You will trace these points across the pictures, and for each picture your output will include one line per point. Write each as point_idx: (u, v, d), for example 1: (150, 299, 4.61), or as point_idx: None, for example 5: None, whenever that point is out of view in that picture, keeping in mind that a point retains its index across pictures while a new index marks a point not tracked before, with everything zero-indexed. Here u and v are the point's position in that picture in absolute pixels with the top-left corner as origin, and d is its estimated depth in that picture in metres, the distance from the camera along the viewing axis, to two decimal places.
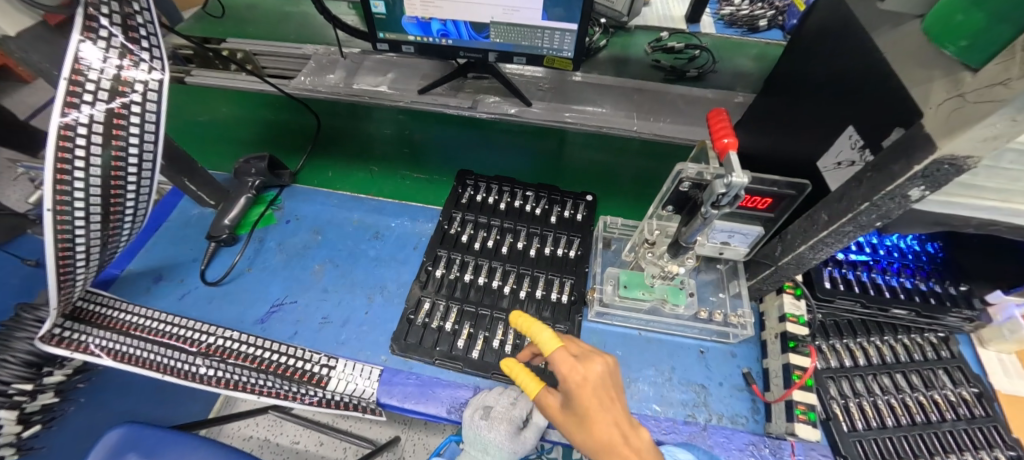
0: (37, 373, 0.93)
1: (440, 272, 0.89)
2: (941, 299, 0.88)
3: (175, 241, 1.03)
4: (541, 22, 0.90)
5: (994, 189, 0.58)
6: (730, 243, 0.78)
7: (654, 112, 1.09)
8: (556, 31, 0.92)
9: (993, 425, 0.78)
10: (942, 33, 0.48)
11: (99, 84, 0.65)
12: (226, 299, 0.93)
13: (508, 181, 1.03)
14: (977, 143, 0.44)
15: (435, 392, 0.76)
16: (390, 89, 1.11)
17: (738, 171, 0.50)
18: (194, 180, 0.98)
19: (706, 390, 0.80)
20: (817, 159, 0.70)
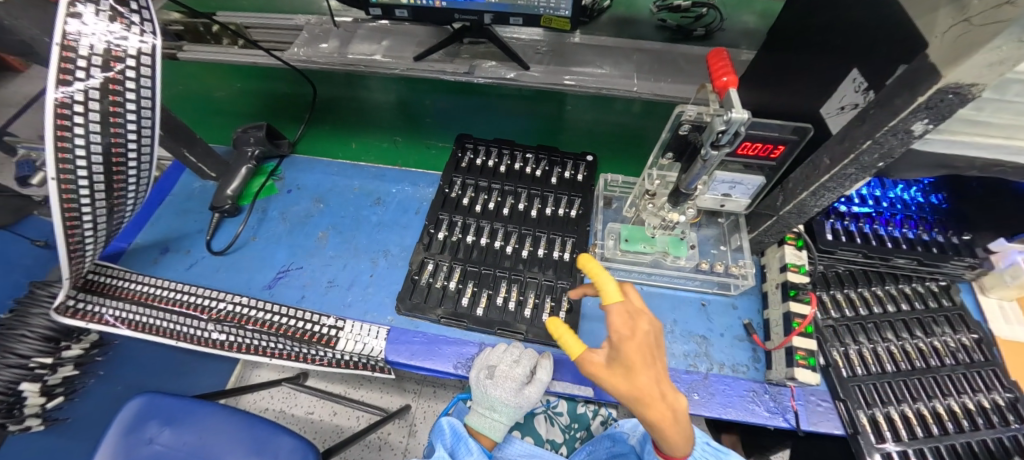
0: (57, 347, 0.92)
1: (442, 234, 0.90)
2: (942, 248, 0.88)
3: (180, 213, 1.03)
4: None
5: (999, 125, 0.57)
6: (731, 195, 0.79)
7: (655, 73, 1.07)
8: None
9: (992, 369, 0.78)
10: None
11: (92, 50, 0.64)
12: (234, 267, 0.94)
13: (507, 145, 1.03)
14: (983, 70, 0.44)
15: (441, 350, 0.78)
16: (385, 57, 1.09)
17: (738, 107, 0.50)
18: (194, 151, 0.97)
19: (707, 341, 0.82)
20: (820, 105, 0.68)
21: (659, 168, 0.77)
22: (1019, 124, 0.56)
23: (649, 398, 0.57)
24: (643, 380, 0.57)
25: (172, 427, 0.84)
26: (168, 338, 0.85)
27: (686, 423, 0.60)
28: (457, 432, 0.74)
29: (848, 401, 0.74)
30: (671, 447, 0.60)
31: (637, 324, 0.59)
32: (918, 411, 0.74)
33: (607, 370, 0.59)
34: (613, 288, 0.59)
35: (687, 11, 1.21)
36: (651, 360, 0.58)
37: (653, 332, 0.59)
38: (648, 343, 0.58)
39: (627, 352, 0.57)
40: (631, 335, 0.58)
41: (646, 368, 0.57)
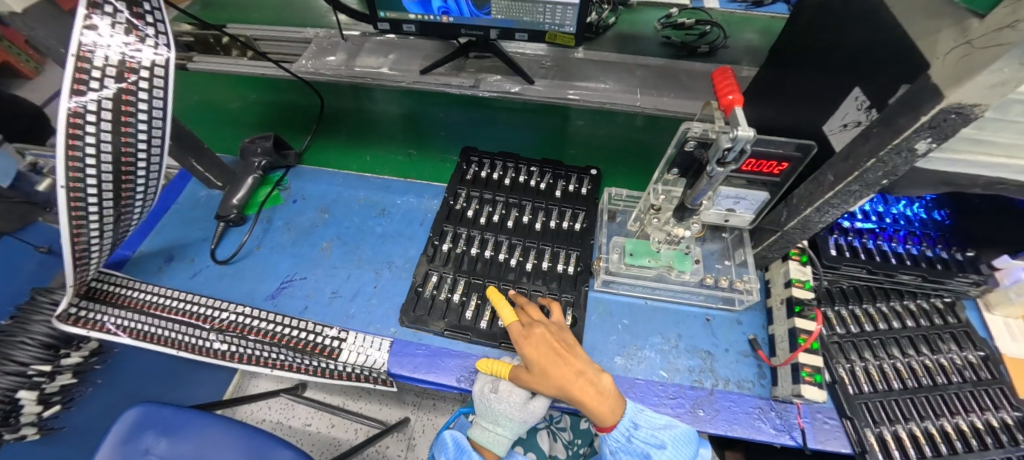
0: (55, 355, 0.92)
1: (446, 246, 0.90)
2: (947, 265, 0.88)
3: (185, 221, 1.04)
4: None
5: (1002, 144, 0.58)
6: (735, 209, 0.79)
7: (659, 88, 1.09)
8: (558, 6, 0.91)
9: (999, 387, 0.78)
10: None
11: (107, 61, 0.65)
12: (238, 277, 0.94)
13: (512, 157, 1.04)
14: (985, 91, 0.44)
15: (444, 362, 0.77)
16: (392, 70, 1.10)
17: (744, 125, 0.51)
18: (202, 161, 0.98)
19: (712, 356, 0.81)
20: (822, 123, 0.69)
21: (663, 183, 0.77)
22: (1023, 142, 0.57)
23: (562, 382, 0.68)
24: (550, 369, 0.68)
25: (168, 438, 0.83)
26: (168, 346, 0.85)
27: (609, 393, 0.68)
28: (460, 445, 0.73)
29: (854, 419, 0.73)
30: (605, 418, 0.67)
31: (529, 331, 0.72)
32: (926, 429, 0.73)
33: (529, 374, 0.71)
34: (506, 311, 0.75)
35: (692, 28, 1.23)
36: (554, 351, 0.70)
37: (547, 331, 0.72)
38: (543, 340, 0.71)
39: (527, 354, 0.70)
40: (528, 339, 0.71)
41: (549, 360, 0.69)
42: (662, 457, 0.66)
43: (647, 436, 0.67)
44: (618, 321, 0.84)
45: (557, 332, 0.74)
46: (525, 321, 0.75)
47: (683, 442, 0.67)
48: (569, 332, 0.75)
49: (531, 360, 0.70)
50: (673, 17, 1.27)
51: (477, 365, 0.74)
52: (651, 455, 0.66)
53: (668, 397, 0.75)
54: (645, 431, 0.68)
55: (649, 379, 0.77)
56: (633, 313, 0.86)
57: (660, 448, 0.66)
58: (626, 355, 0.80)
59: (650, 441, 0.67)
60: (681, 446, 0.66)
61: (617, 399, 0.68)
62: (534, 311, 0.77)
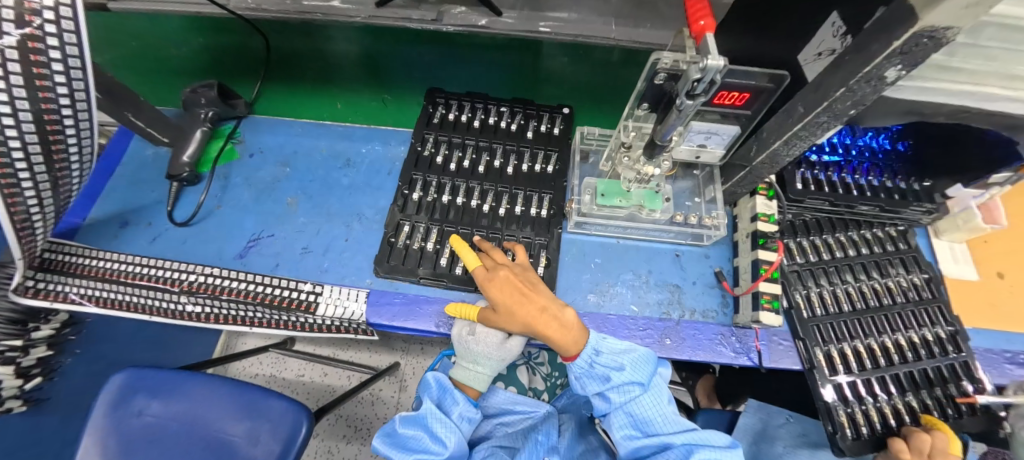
0: (25, 329, 0.90)
1: (416, 195, 0.88)
2: (904, 195, 0.92)
3: (135, 182, 0.97)
4: None
5: (969, 71, 0.57)
6: (706, 146, 0.78)
7: (635, 17, 1.02)
8: None
9: (937, 305, 0.85)
10: None
11: (1, 1, 0.56)
12: (200, 237, 0.90)
13: (481, 98, 0.98)
14: (959, 12, 0.43)
15: (422, 309, 0.79)
16: (344, 4, 1.00)
17: (714, 54, 0.48)
18: (141, 115, 0.89)
19: (680, 289, 0.85)
20: (798, 53, 0.67)
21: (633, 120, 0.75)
22: (989, 69, 0.57)
23: (527, 320, 0.69)
24: (516, 308, 0.69)
25: (159, 399, 0.84)
26: (140, 313, 0.84)
27: (572, 325, 0.71)
28: (443, 385, 0.77)
29: (807, 339, 0.79)
30: (569, 348, 0.71)
31: (493, 274, 0.72)
32: (868, 345, 0.80)
33: (495, 314, 0.72)
34: (470, 257, 0.74)
35: None
36: (518, 291, 0.71)
37: (511, 272, 0.72)
38: (508, 282, 0.71)
39: (493, 297, 0.71)
40: (492, 282, 0.72)
41: (514, 300, 0.70)
42: (621, 378, 0.71)
43: (608, 361, 0.72)
44: (591, 261, 0.86)
45: (521, 273, 0.74)
46: (489, 264, 0.75)
47: (642, 363, 0.71)
48: (532, 272, 0.76)
49: (497, 301, 0.71)
50: None
51: (448, 312, 0.75)
52: (611, 377, 0.72)
53: (638, 329, 0.78)
54: (607, 357, 0.72)
55: (621, 314, 0.81)
56: (606, 253, 0.87)
57: (620, 370, 0.71)
58: (599, 293, 0.83)
59: (610, 365, 0.72)
60: (639, 367, 0.71)
61: (579, 331, 0.72)
62: (498, 255, 0.77)
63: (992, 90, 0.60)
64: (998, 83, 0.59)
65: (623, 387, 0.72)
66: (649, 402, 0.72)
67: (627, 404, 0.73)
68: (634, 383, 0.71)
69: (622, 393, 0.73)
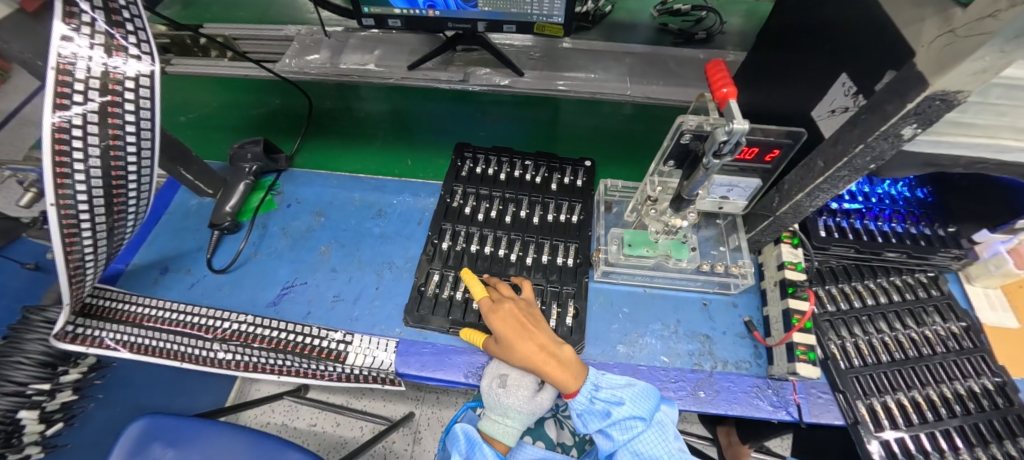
0: (53, 373, 0.88)
1: (445, 244, 0.91)
2: (930, 241, 0.92)
3: (178, 232, 1.02)
4: None
5: (982, 125, 0.60)
6: (729, 197, 0.81)
7: (647, 76, 1.09)
8: None
9: (981, 355, 0.82)
10: None
11: (90, 73, 0.63)
12: (236, 285, 0.93)
13: (506, 152, 1.04)
14: (966, 79, 0.46)
15: (451, 360, 0.79)
16: (379, 67, 1.10)
17: (739, 118, 0.52)
18: (190, 169, 0.96)
19: (710, 339, 0.84)
20: (812, 108, 0.70)
21: (654, 175, 0.79)
22: (1000, 124, 0.60)
23: (526, 353, 0.70)
24: (516, 341, 0.71)
25: (177, 448, 0.83)
26: (171, 359, 0.84)
27: (570, 362, 0.71)
28: (471, 438, 0.74)
29: (847, 392, 0.77)
30: (567, 385, 0.70)
31: (498, 306, 0.75)
32: (913, 398, 0.77)
33: (497, 345, 0.74)
34: (477, 288, 0.78)
35: (687, 14, 1.34)
36: (520, 325, 0.73)
37: (515, 306, 0.75)
38: (511, 314, 0.74)
39: (495, 327, 0.73)
40: (497, 313, 0.74)
41: (516, 333, 0.72)
42: (620, 412, 0.69)
43: (607, 395, 0.71)
44: (619, 311, 0.86)
45: (525, 308, 0.77)
46: (495, 297, 0.78)
47: (642, 398, 0.70)
48: (537, 308, 0.79)
49: (497, 333, 0.73)
50: (669, 3, 1.36)
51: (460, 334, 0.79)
52: (612, 412, 0.70)
53: (670, 381, 0.77)
54: (606, 391, 0.71)
55: (651, 365, 0.80)
56: (634, 302, 0.87)
57: (619, 404, 0.70)
58: (628, 343, 0.82)
59: (610, 399, 0.71)
60: (639, 401, 0.69)
61: (578, 368, 0.72)
62: (505, 288, 0.80)
63: (1007, 142, 0.62)
64: (1010, 136, 0.62)
65: (625, 422, 0.69)
66: (654, 440, 0.68)
67: (632, 442, 0.69)
68: (635, 418, 0.69)
69: (625, 430, 0.69)
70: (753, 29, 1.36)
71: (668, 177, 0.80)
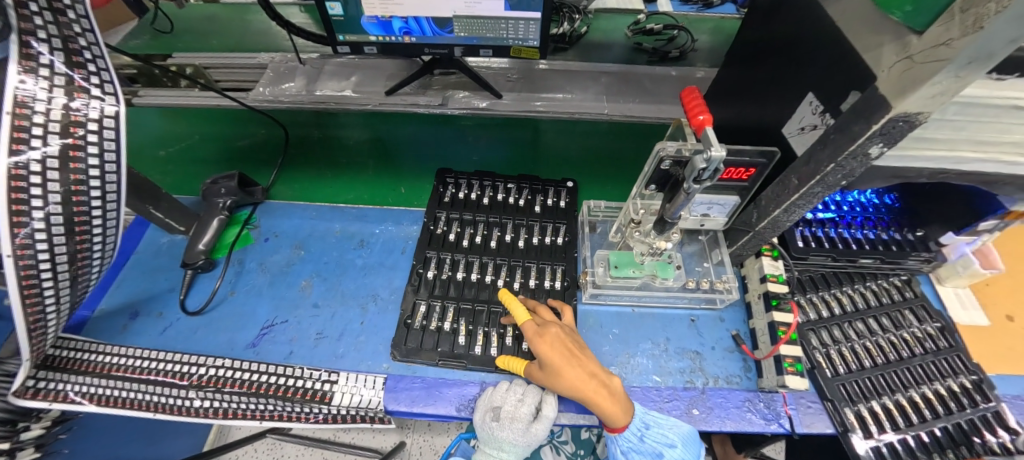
0: (13, 430, 0.76)
1: (431, 273, 0.89)
2: (901, 245, 0.96)
3: (148, 273, 0.98)
4: (505, 12, 0.94)
5: (942, 140, 0.63)
6: (710, 215, 0.82)
7: (623, 94, 1.11)
8: (520, 21, 0.96)
9: (956, 354, 0.85)
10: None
11: (49, 116, 0.60)
12: (213, 327, 0.90)
13: (488, 176, 1.04)
14: (926, 101, 0.49)
15: (442, 393, 0.76)
16: (356, 93, 1.09)
17: (716, 145, 0.53)
18: (160, 207, 0.93)
19: (700, 355, 0.84)
20: (782, 125, 0.72)
21: (638, 199, 0.80)
22: (958, 137, 0.62)
23: (576, 382, 0.68)
24: (565, 369, 0.69)
25: None
26: (145, 412, 0.78)
27: (620, 394, 0.70)
28: None
29: (835, 400, 0.78)
30: (616, 418, 0.68)
31: (545, 330, 0.73)
32: (897, 401, 0.79)
33: (543, 372, 0.71)
34: (520, 311, 0.75)
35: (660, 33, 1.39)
36: (567, 352, 0.71)
37: (562, 331, 0.73)
38: (559, 340, 0.72)
39: (543, 353, 0.70)
40: (543, 337, 0.72)
41: (564, 360, 0.69)
42: (673, 455, 0.70)
43: (659, 436, 0.71)
44: (609, 332, 0.86)
45: (569, 334, 0.75)
46: (538, 320, 0.76)
47: (689, 441, 0.71)
48: (579, 335, 0.77)
49: (545, 359, 0.70)
50: (641, 23, 1.41)
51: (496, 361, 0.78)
52: (663, 454, 0.70)
53: (663, 400, 0.77)
54: (656, 432, 0.71)
55: (644, 385, 0.79)
56: (623, 322, 0.87)
57: (671, 447, 0.70)
58: (619, 364, 0.82)
59: (663, 441, 0.71)
60: (689, 444, 0.71)
61: (625, 400, 0.70)
62: (547, 312, 0.78)
63: (966, 154, 0.65)
64: (969, 148, 0.65)
65: None
66: None
67: None
68: None
69: None
70: (721, 45, 1.42)
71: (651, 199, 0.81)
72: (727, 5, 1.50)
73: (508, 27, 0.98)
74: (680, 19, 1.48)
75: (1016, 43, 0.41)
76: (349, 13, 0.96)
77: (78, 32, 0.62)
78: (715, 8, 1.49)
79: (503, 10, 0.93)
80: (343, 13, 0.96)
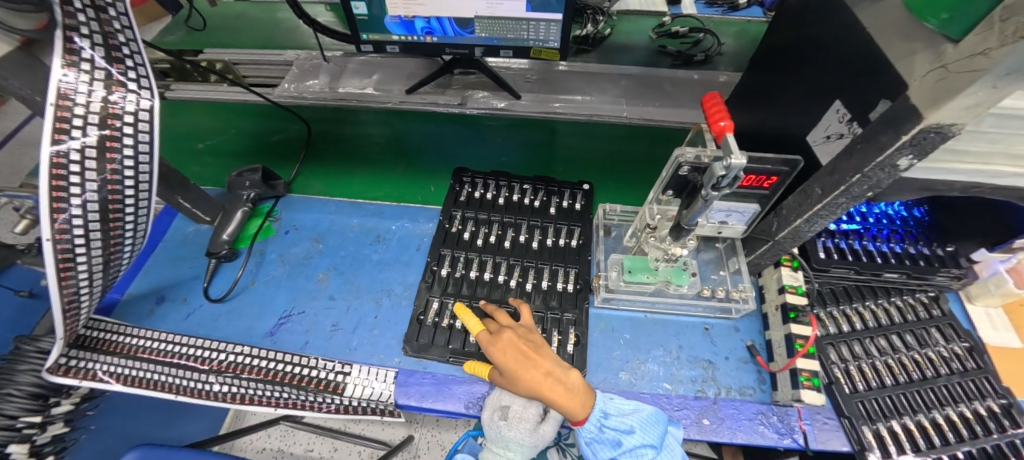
0: (46, 404, 0.80)
1: (444, 271, 0.90)
2: (929, 261, 0.92)
3: (174, 260, 1.01)
4: (527, 13, 0.94)
5: (977, 152, 0.61)
6: (728, 222, 0.81)
7: (642, 98, 1.10)
8: (541, 22, 0.96)
9: (985, 376, 0.82)
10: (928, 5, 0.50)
11: (88, 108, 0.63)
12: (233, 314, 0.93)
13: (504, 177, 1.04)
14: (961, 112, 0.47)
15: (452, 390, 0.77)
16: (377, 91, 1.11)
17: (737, 153, 0.52)
18: (188, 197, 0.96)
19: (713, 365, 0.83)
20: (807, 133, 0.71)
21: (654, 203, 0.80)
22: (995, 150, 0.60)
23: (530, 384, 0.69)
24: (519, 372, 0.70)
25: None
26: (167, 393, 0.81)
27: (579, 388, 0.70)
28: None
29: (852, 417, 0.76)
30: (576, 412, 0.69)
31: (498, 336, 0.74)
32: (919, 422, 0.76)
33: (502, 377, 0.73)
34: (472, 323, 0.78)
35: (684, 36, 1.38)
36: (522, 354, 0.72)
37: (515, 335, 0.74)
38: (513, 344, 0.73)
39: (496, 359, 0.72)
40: (496, 344, 0.74)
41: (517, 364, 0.71)
42: (631, 441, 0.69)
43: (617, 423, 0.70)
44: (621, 337, 0.85)
45: (525, 335, 0.76)
46: (493, 328, 0.77)
47: (651, 423, 0.70)
48: (538, 334, 0.78)
49: (500, 364, 0.72)
50: (667, 26, 1.41)
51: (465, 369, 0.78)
52: (622, 442, 0.70)
53: (673, 409, 0.76)
54: (615, 419, 0.71)
55: (654, 392, 0.78)
56: (635, 328, 0.87)
57: (629, 433, 0.69)
58: (630, 370, 0.81)
59: (620, 427, 0.70)
60: (649, 427, 0.69)
61: (585, 393, 0.71)
62: (503, 317, 0.79)
63: (1003, 168, 0.63)
64: (1003, 162, 0.62)
65: (636, 451, 0.70)
66: None
67: None
68: (646, 446, 0.68)
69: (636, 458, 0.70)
70: (747, 48, 1.39)
71: (667, 205, 0.81)
72: (754, 9, 1.50)
73: (529, 28, 0.98)
74: (705, 23, 1.46)
75: None
76: (373, 12, 0.98)
77: (118, 28, 0.64)
78: (742, 11, 1.49)
79: (525, 10, 0.93)
80: (367, 12, 0.98)
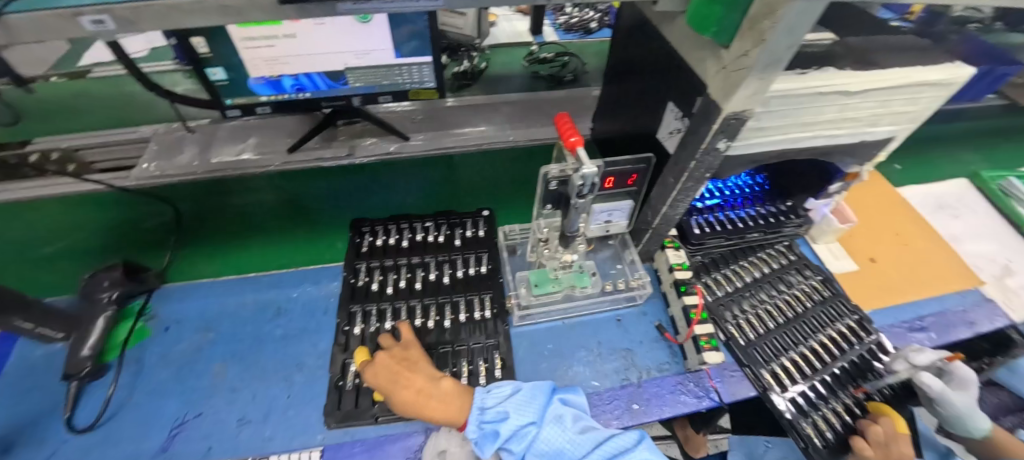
0: None
1: (358, 328, 0.87)
2: (778, 217, 1.08)
3: (20, 395, 0.84)
4: (396, 59, 0.97)
5: (777, 127, 0.74)
6: (612, 220, 0.88)
7: (524, 119, 1.21)
8: (412, 66, 1.00)
9: (839, 300, 0.99)
10: (700, 21, 0.57)
11: None
12: (109, 441, 0.78)
13: (403, 218, 1.04)
14: (746, 100, 0.58)
15: (385, 451, 0.74)
16: (255, 155, 1.04)
17: (586, 163, 0.59)
18: (29, 317, 0.81)
19: (632, 352, 0.88)
20: (657, 131, 0.81)
21: (542, 219, 0.84)
22: (788, 123, 0.74)
23: (403, 401, 0.70)
24: (391, 391, 0.71)
25: None
26: None
27: (453, 395, 0.71)
28: None
29: (751, 364, 0.86)
30: (453, 419, 0.69)
31: (373, 361, 0.74)
32: (802, 353, 0.90)
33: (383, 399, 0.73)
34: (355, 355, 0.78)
35: (554, 61, 1.52)
36: (395, 373, 0.73)
37: (391, 355, 0.75)
38: (387, 365, 0.73)
39: (373, 383, 0.73)
40: (372, 368, 0.74)
41: (391, 384, 0.71)
42: (509, 425, 0.68)
43: (494, 413, 0.69)
44: (545, 349, 0.88)
45: (404, 353, 0.76)
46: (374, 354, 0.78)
47: (526, 401, 0.70)
48: (417, 348, 0.78)
49: (377, 387, 0.73)
50: (535, 53, 1.56)
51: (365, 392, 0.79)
52: (501, 430, 0.68)
53: (607, 403, 0.80)
54: (492, 410, 0.70)
55: (586, 393, 0.82)
56: (556, 337, 0.90)
57: (506, 419, 0.68)
58: (559, 378, 0.84)
59: (497, 416, 0.69)
60: (525, 407, 0.69)
61: (462, 398, 0.71)
62: (385, 339, 0.79)
63: (798, 135, 0.78)
64: (798, 131, 0.77)
65: (518, 433, 0.68)
66: (551, 434, 0.68)
67: (531, 448, 0.68)
68: (526, 425, 0.68)
69: (521, 440, 0.68)
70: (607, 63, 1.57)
71: (552, 218, 0.85)
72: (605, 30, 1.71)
73: (404, 73, 1.01)
74: (568, 47, 1.63)
75: (792, 48, 0.51)
76: (233, 76, 0.93)
77: None
78: (595, 33, 1.69)
79: (394, 57, 0.96)
80: (226, 77, 0.93)
